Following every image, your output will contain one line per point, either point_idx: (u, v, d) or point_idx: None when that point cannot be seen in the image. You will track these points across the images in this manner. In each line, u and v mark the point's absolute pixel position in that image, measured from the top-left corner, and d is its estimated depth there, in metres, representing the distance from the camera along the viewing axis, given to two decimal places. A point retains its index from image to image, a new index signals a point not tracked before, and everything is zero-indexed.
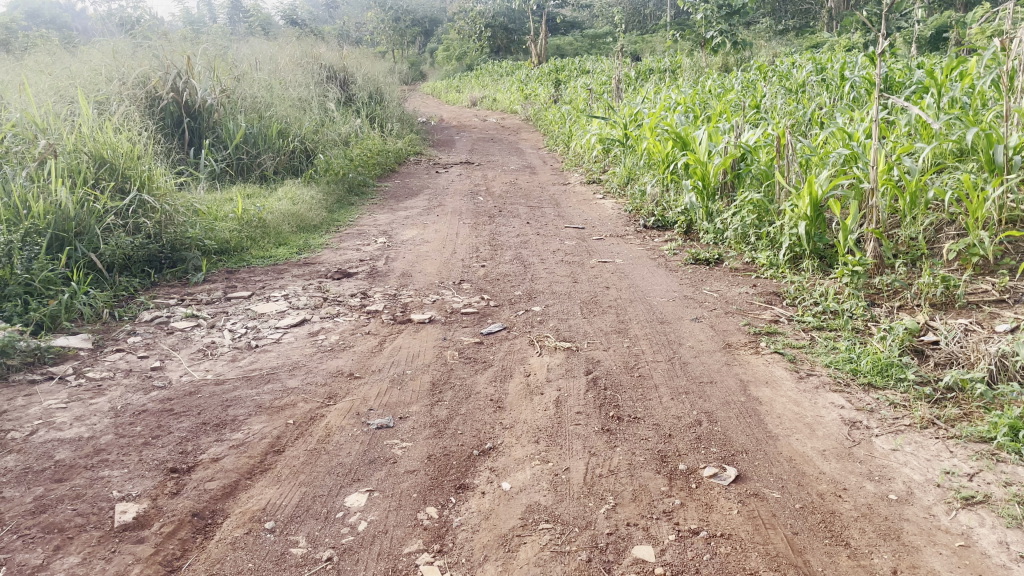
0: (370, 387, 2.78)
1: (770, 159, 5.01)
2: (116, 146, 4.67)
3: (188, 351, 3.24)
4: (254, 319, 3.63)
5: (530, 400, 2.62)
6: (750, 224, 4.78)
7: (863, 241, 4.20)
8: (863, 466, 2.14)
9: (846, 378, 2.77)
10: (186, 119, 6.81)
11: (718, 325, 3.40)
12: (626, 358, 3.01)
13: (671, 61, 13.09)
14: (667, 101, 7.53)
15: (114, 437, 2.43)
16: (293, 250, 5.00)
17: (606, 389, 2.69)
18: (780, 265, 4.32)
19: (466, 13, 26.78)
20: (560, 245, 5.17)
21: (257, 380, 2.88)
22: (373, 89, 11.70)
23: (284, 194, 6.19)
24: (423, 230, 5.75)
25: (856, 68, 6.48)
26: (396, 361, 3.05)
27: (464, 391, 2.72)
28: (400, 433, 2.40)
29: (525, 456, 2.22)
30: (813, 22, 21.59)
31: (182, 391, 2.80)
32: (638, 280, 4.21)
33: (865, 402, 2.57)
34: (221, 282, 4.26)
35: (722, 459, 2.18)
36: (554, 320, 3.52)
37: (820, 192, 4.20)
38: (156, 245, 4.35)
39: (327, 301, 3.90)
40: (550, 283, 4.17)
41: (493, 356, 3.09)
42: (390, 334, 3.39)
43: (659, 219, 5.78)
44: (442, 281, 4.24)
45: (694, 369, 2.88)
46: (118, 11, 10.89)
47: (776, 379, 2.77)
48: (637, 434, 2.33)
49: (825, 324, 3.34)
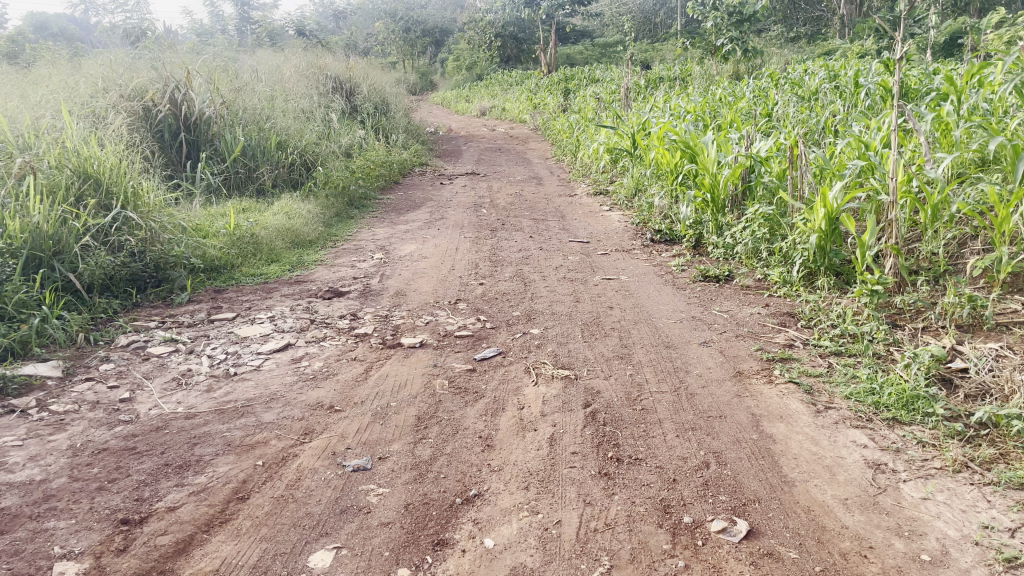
0: (350, 422, 2.57)
1: (782, 170, 4.81)
2: (102, 160, 4.49)
3: (161, 380, 3.04)
4: (236, 343, 3.43)
5: (522, 438, 2.40)
6: (761, 238, 4.56)
7: (882, 258, 3.99)
8: (890, 518, 1.92)
9: (869, 413, 2.54)
10: (184, 132, 6.63)
11: (728, 350, 3.16)
12: (628, 389, 2.78)
13: (680, 69, 12.92)
14: (676, 110, 7.34)
15: (66, 481, 2.23)
16: (284, 267, 4.81)
17: (606, 424, 2.47)
18: (794, 283, 4.09)
19: (476, 23, 26.70)
20: (564, 260, 4.96)
21: (231, 414, 2.68)
22: (379, 98, 11.54)
23: (280, 208, 5.97)
24: (421, 245, 5.55)
25: (870, 75, 6.31)
26: (382, 391, 2.84)
27: (451, 426, 2.51)
28: (378, 477, 2.20)
29: (513, 506, 2.01)
30: (824, 29, 21.43)
31: (148, 427, 2.61)
32: (643, 299, 3.99)
33: (891, 440, 2.33)
34: (206, 303, 4.07)
35: (732, 510, 1.95)
36: (553, 344, 3.30)
37: (836, 205, 3.97)
38: (139, 263, 4.15)
39: (314, 323, 3.69)
40: (550, 303, 3.95)
41: (485, 385, 2.88)
42: (377, 361, 3.18)
43: (666, 233, 5.55)
44: (438, 301, 4.03)
45: (701, 401, 2.65)
46: (124, 21, 10.83)
47: (791, 414, 2.53)
48: (638, 479, 2.11)
49: (843, 349, 3.11)
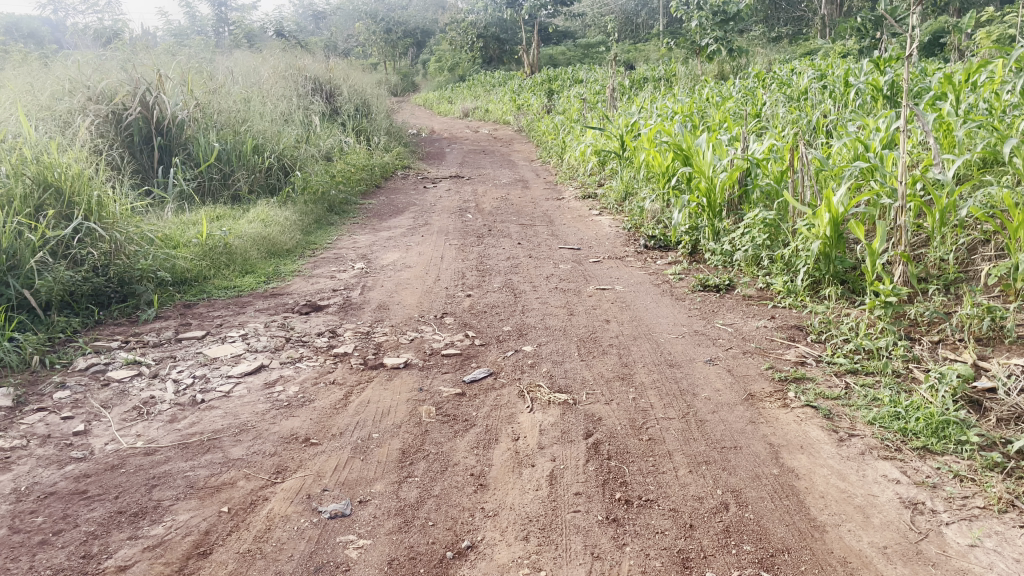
0: (328, 458, 2.33)
1: (780, 173, 4.61)
2: (64, 167, 4.21)
3: (120, 409, 2.78)
4: (205, 366, 3.17)
5: (518, 476, 2.17)
6: (761, 245, 4.34)
7: (891, 266, 3.79)
8: (936, 570, 1.71)
9: (897, 441, 2.32)
10: (155, 135, 6.34)
11: (736, 369, 2.94)
12: (633, 415, 2.55)
13: (664, 69, 12.70)
14: (664, 111, 7.15)
15: (4, 533, 1.97)
16: (259, 278, 4.55)
17: (611, 458, 2.24)
18: (799, 292, 3.88)
19: (458, 23, 26.39)
20: (555, 269, 4.72)
21: (195, 449, 2.43)
22: (361, 100, 11.27)
23: (256, 215, 5.70)
24: (405, 253, 5.30)
25: (860, 74, 6.15)
26: (363, 420, 2.59)
27: (440, 462, 2.27)
28: (358, 525, 1.95)
29: (512, 562, 1.78)
30: (807, 30, 21.32)
31: (103, 466, 2.35)
32: (641, 312, 3.77)
33: (925, 474, 2.12)
34: (174, 320, 3.80)
35: (759, 563, 1.74)
36: (547, 364, 3.06)
37: (841, 209, 3.75)
38: (101, 278, 3.87)
39: (289, 341, 3.44)
40: (543, 317, 3.72)
41: (476, 412, 2.64)
42: (357, 384, 2.93)
43: (660, 239, 5.33)
44: (423, 315, 3.79)
45: (713, 429, 2.43)
46: (97, 23, 10.52)
47: (812, 443, 2.31)
48: (651, 526, 1.89)
49: (860, 366, 2.89)
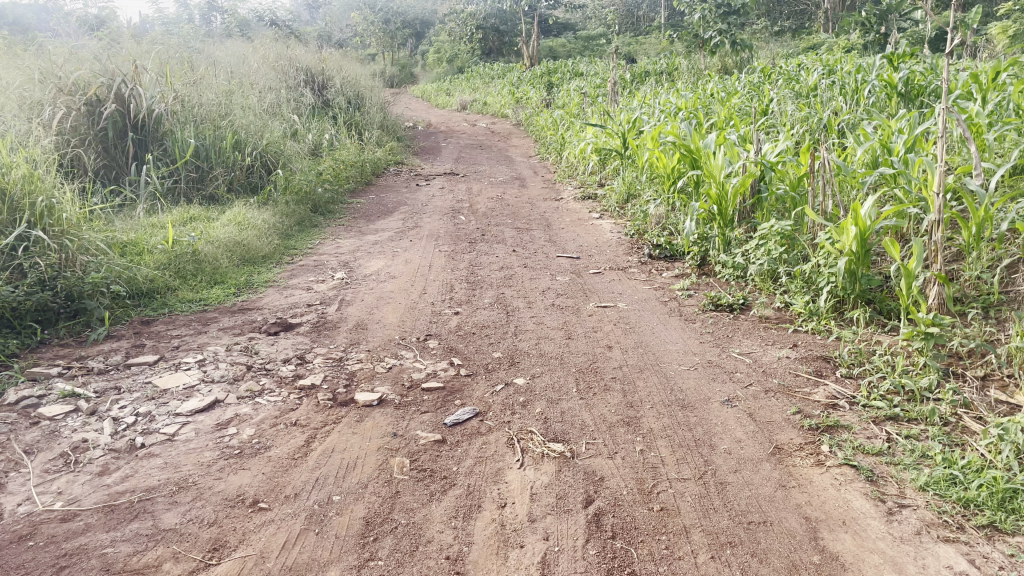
0: (276, 530, 1.95)
1: (797, 178, 4.20)
2: (13, 168, 3.80)
3: (45, 457, 2.39)
4: (152, 401, 2.78)
5: (503, 563, 1.79)
6: (778, 258, 3.93)
7: (925, 287, 3.38)
8: None
9: (958, 517, 1.94)
10: (128, 129, 5.92)
11: (759, 413, 2.55)
12: (640, 475, 2.16)
13: (666, 63, 12.29)
14: (668, 106, 6.76)
15: None
16: (229, 291, 4.16)
17: (615, 539, 1.86)
18: (822, 314, 3.48)
19: (457, 14, 25.92)
20: (551, 282, 4.33)
21: (123, 514, 2.04)
22: (354, 91, 10.83)
23: (231, 217, 5.30)
24: (390, 261, 4.92)
25: (873, 68, 5.74)
26: (324, 477, 2.21)
27: (409, 538, 1.89)
28: None
29: None
30: (809, 23, 20.88)
31: (8, 537, 1.96)
32: (647, 337, 3.38)
33: (998, 567, 1.74)
34: (127, 340, 3.40)
35: None
36: (541, 403, 2.67)
37: (869, 223, 3.34)
38: (48, 292, 3.46)
39: (251, 370, 3.04)
40: (538, 340, 3.33)
41: (456, 467, 2.25)
42: (322, 428, 2.54)
43: (666, 248, 4.92)
44: (404, 337, 3.40)
45: (736, 496, 2.04)
46: (77, 11, 10.04)
47: (856, 518, 1.94)
48: None
49: (900, 412, 2.50)
